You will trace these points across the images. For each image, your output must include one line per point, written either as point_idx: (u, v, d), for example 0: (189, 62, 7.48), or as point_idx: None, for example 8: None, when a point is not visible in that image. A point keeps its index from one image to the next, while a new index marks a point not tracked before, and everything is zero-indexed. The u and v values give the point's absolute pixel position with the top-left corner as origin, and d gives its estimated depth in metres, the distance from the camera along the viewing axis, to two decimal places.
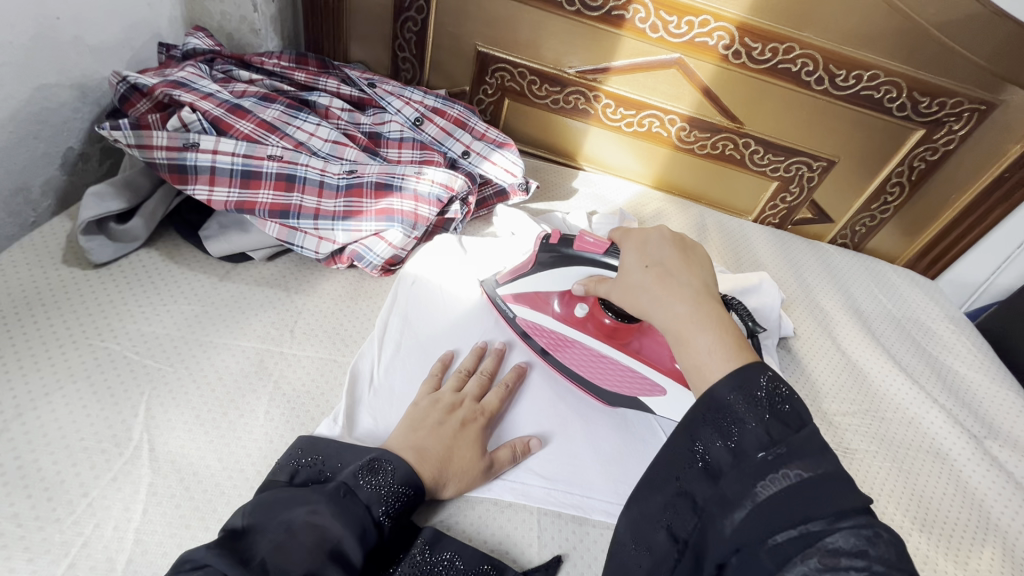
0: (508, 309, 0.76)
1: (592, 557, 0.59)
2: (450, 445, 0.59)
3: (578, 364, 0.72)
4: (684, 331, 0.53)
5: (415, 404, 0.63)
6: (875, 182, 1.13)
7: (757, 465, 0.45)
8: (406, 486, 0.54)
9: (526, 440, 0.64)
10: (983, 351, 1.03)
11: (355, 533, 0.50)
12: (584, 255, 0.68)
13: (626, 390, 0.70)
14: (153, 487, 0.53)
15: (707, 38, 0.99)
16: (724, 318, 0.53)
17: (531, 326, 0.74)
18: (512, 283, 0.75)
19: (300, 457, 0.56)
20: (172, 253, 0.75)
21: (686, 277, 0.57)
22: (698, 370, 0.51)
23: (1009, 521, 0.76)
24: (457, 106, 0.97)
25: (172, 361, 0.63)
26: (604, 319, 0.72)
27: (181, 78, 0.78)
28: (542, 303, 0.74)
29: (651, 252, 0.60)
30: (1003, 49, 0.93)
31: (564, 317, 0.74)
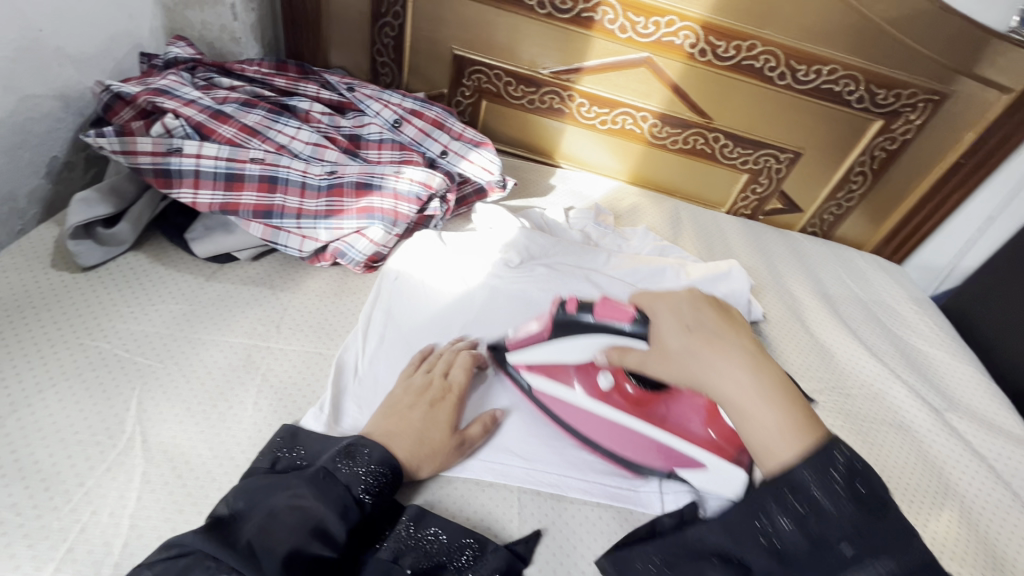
0: (522, 379, 0.73)
1: (571, 531, 0.62)
2: (422, 426, 0.62)
3: (607, 439, 0.69)
4: (747, 407, 0.52)
5: (391, 390, 0.66)
6: (839, 172, 1.17)
7: (840, 559, 0.46)
8: (382, 467, 0.56)
9: (493, 413, 0.68)
10: (945, 330, 1.08)
11: (337, 510, 0.52)
12: (607, 323, 0.66)
13: (662, 463, 0.67)
14: (147, 475, 0.55)
15: (673, 38, 1.04)
16: (783, 384, 0.53)
17: (551, 399, 0.71)
18: (524, 353, 0.72)
19: (279, 444, 0.58)
20: (159, 256, 0.78)
21: (736, 344, 0.56)
22: (770, 447, 0.51)
23: (969, 487, 0.80)
24: (434, 108, 1.00)
25: (162, 357, 0.66)
26: (627, 387, 0.70)
27: (163, 86, 0.80)
28: (561, 374, 0.72)
29: (690, 318, 0.58)
30: (951, 42, 0.98)
31: (589, 389, 0.70)
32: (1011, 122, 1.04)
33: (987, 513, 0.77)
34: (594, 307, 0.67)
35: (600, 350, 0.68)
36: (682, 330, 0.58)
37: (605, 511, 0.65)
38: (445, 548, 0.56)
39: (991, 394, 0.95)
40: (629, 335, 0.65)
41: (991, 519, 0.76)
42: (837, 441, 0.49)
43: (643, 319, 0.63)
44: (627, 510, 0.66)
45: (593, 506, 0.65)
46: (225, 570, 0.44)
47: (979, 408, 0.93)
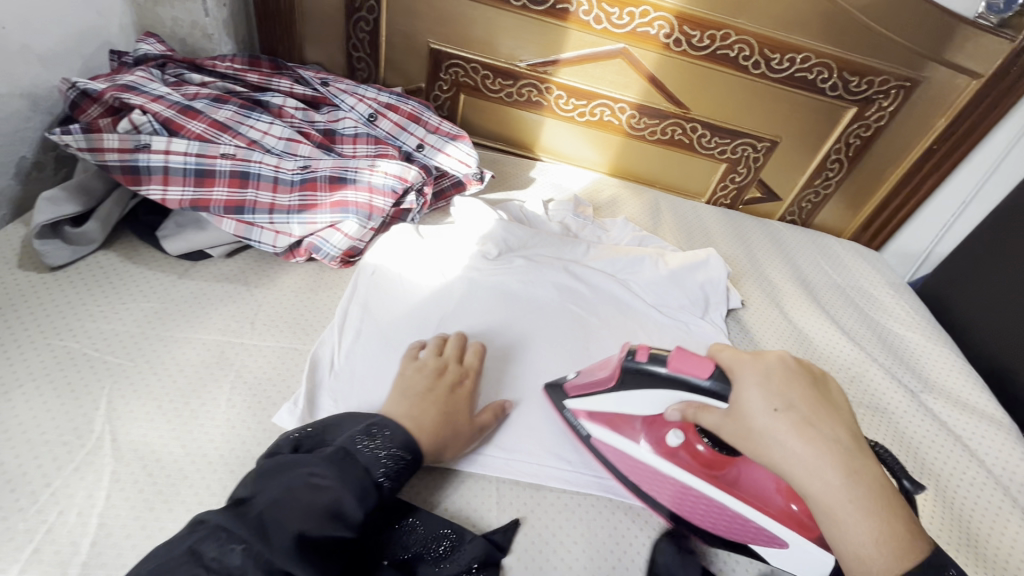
0: (580, 426, 0.67)
1: (549, 519, 0.62)
2: (441, 409, 0.62)
3: (672, 502, 0.62)
4: (837, 508, 0.48)
5: (401, 372, 0.67)
6: (816, 159, 1.18)
7: None
8: (403, 450, 0.56)
9: (502, 402, 0.69)
10: (921, 313, 1.09)
11: (355, 492, 0.51)
12: (679, 377, 0.58)
13: (734, 535, 0.60)
14: (116, 474, 0.55)
15: (648, 28, 1.04)
16: (877, 487, 0.49)
17: (612, 452, 0.65)
18: (585, 400, 0.66)
19: (301, 430, 0.58)
20: (130, 254, 0.76)
21: (828, 434, 0.51)
22: (859, 556, 0.47)
23: (943, 466, 0.81)
24: (410, 102, 1.00)
25: (133, 356, 0.65)
26: (699, 447, 0.63)
27: (130, 82, 0.79)
28: (624, 426, 0.65)
29: (781, 398, 0.52)
30: (922, 29, 0.99)
31: (656, 446, 0.63)
32: (983, 107, 1.05)
33: (962, 492, 0.78)
34: (668, 359, 0.58)
35: (669, 406, 0.60)
36: (769, 412, 0.51)
37: (583, 499, 0.65)
38: (423, 538, 0.56)
39: (967, 375, 0.96)
40: (707, 393, 0.56)
41: (966, 497, 0.78)
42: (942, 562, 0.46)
43: (725, 378, 0.55)
44: (606, 497, 0.66)
45: (570, 493, 0.65)
46: (234, 542, 0.45)
47: (956, 390, 0.94)
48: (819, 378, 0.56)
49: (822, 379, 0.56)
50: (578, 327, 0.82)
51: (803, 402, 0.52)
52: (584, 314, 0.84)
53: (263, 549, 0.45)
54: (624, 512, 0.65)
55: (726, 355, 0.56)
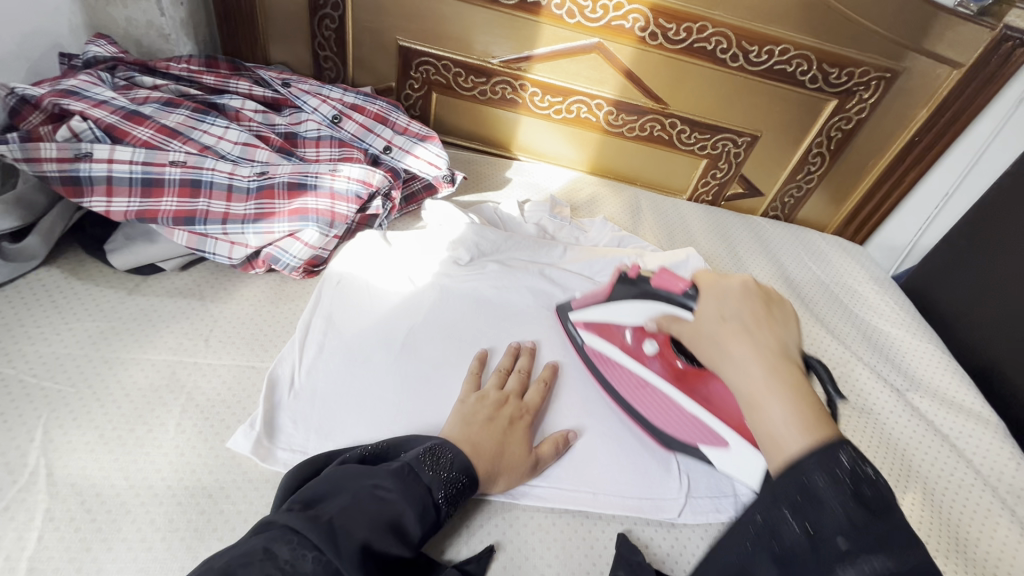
0: (577, 335, 0.76)
1: (525, 543, 0.59)
2: (501, 442, 0.60)
3: (639, 402, 0.71)
4: (757, 396, 0.51)
5: (461, 401, 0.64)
6: (797, 153, 1.16)
7: (837, 553, 0.41)
8: (463, 474, 0.54)
9: (565, 433, 0.66)
10: (906, 308, 1.08)
11: (416, 510, 0.51)
12: (661, 291, 0.66)
13: (686, 436, 0.67)
14: (50, 512, 0.51)
15: (623, 21, 1.01)
16: (805, 387, 0.51)
17: (598, 357, 0.75)
18: (585, 310, 0.75)
19: (366, 445, 0.57)
20: (76, 270, 0.72)
21: (764, 340, 0.54)
22: (773, 439, 0.49)
23: (930, 468, 0.79)
24: (378, 102, 0.96)
25: (74, 381, 0.61)
26: (676, 361, 0.71)
27: (71, 86, 0.74)
28: (614, 336, 0.74)
29: (727, 309, 0.58)
30: (901, 18, 0.96)
31: (633, 350, 0.73)
32: (965, 98, 1.03)
33: (950, 494, 0.76)
34: (653, 275, 0.67)
35: (649, 318, 0.69)
36: (714, 318, 0.58)
37: (560, 518, 0.62)
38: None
39: (953, 371, 0.95)
40: (678, 304, 0.64)
41: (953, 499, 0.76)
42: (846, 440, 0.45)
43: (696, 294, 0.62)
44: (584, 515, 0.63)
45: (547, 512, 0.62)
46: (306, 548, 0.43)
47: (942, 387, 0.92)
48: (781, 305, 0.59)
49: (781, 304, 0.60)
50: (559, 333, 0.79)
51: (753, 317, 0.57)
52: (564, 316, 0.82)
53: (334, 558, 0.43)
54: (600, 530, 0.62)
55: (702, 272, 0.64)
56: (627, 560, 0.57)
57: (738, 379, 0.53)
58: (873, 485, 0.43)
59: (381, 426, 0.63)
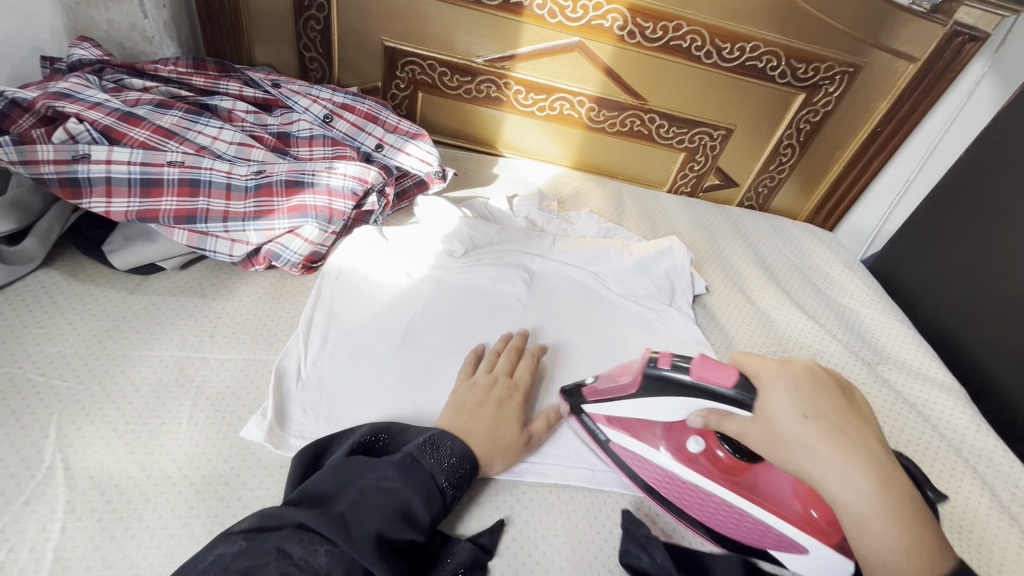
0: (600, 431, 0.69)
1: (533, 518, 0.62)
2: (494, 424, 0.63)
3: (691, 506, 0.63)
4: (868, 518, 0.47)
5: (456, 389, 0.67)
6: (770, 145, 1.22)
7: None
8: (463, 460, 0.58)
9: (557, 408, 0.70)
10: (873, 289, 1.14)
11: (422, 496, 0.54)
12: (703, 384, 0.59)
13: (753, 541, 0.60)
14: (71, 504, 0.52)
15: (602, 21, 1.05)
16: (904, 496, 0.49)
17: (631, 458, 0.66)
18: (604, 405, 0.68)
19: (371, 429, 0.60)
20: (75, 271, 0.72)
21: (860, 441, 0.50)
22: (888, 567, 0.47)
23: (898, 432, 0.85)
24: (367, 101, 0.98)
25: (84, 379, 0.61)
26: (717, 453, 0.65)
27: (63, 88, 0.74)
28: (644, 433, 0.67)
29: (809, 404, 0.52)
30: (862, 15, 1.02)
31: (673, 449, 0.65)
32: (921, 90, 1.10)
33: (917, 454, 0.82)
34: (692, 366, 0.59)
35: (690, 411, 0.61)
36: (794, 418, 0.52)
37: (563, 491, 0.65)
38: None
39: (917, 345, 1.01)
40: (729, 402, 0.57)
41: (921, 460, 0.82)
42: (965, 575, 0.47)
43: (747, 387, 0.56)
44: (587, 488, 0.66)
45: (550, 487, 0.65)
46: (318, 543, 0.46)
47: (909, 360, 0.99)
48: (847, 390, 0.56)
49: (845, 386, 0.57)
50: (552, 321, 0.83)
51: (832, 411, 0.52)
52: (555, 305, 0.85)
53: (347, 548, 0.46)
54: (602, 501, 0.65)
55: (750, 363, 0.57)
56: (634, 535, 0.61)
57: (841, 493, 0.49)
58: None
59: (388, 413, 0.66)
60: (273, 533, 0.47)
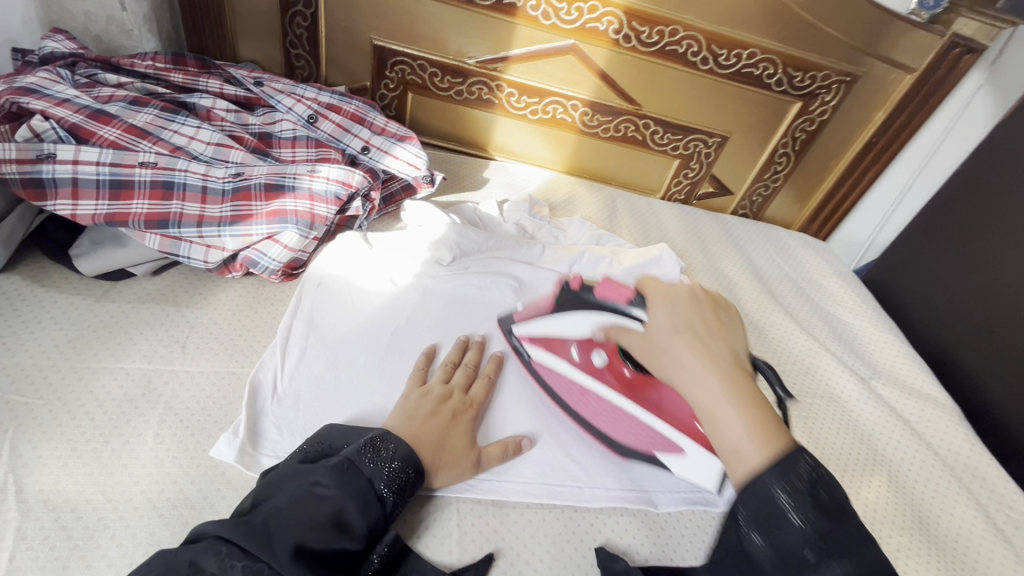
0: (522, 349, 0.75)
1: (527, 560, 0.58)
2: (444, 435, 0.60)
3: (593, 414, 0.71)
4: (716, 408, 0.54)
5: (406, 396, 0.63)
6: (765, 153, 1.20)
7: (805, 565, 0.45)
8: (407, 465, 0.54)
9: (518, 438, 0.66)
10: (868, 300, 1.13)
11: (359, 503, 0.50)
12: (604, 299, 0.76)
13: (643, 443, 0.69)
14: (22, 531, 0.49)
15: (597, 24, 1.02)
16: (755, 395, 0.55)
17: (547, 370, 0.73)
18: (529, 325, 0.76)
19: (308, 446, 0.55)
20: (39, 276, 0.69)
21: (716, 347, 0.60)
22: (736, 450, 0.51)
23: (893, 450, 0.83)
24: (354, 102, 0.95)
25: (42, 393, 0.58)
26: (623, 370, 0.73)
27: (30, 84, 0.71)
28: (561, 349, 0.74)
29: (677, 320, 0.63)
30: (859, 25, 1.01)
31: (584, 364, 0.73)
32: (916, 101, 1.09)
33: (914, 475, 0.81)
34: (597, 286, 0.78)
35: (598, 326, 0.74)
36: (666, 330, 0.63)
37: (551, 513, 0.63)
38: None
39: (911, 359, 1.00)
40: (618, 312, 0.73)
41: (915, 480, 0.80)
42: (802, 450, 0.49)
43: (641, 302, 0.72)
44: (573, 508, 0.63)
45: (536, 509, 0.63)
46: (235, 558, 0.42)
47: (902, 375, 0.97)
48: (725, 317, 0.66)
49: (725, 314, 0.66)
50: None
51: (701, 327, 0.62)
52: None
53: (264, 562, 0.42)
54: (590, 524, 0.63)
55: (648, 286, 0.72)
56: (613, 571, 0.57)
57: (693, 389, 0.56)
58: (831, 491, 0.47)
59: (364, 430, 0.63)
60: (191, 545, 0.43)
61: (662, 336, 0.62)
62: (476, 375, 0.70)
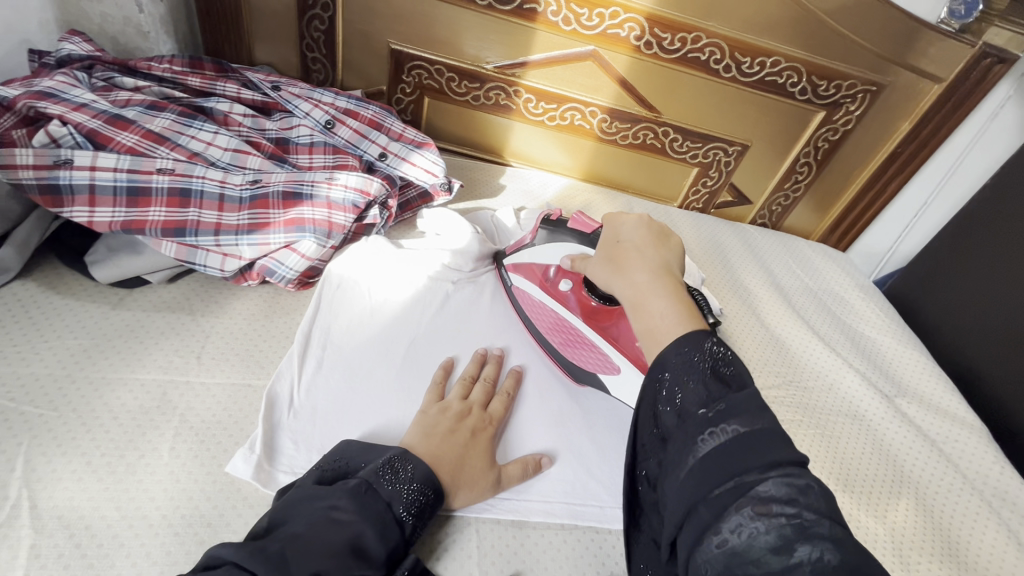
0: (507, 277, 0.80)
1: None
2: (463, 454, 0.58)
3: (550, 332, 0.74)
4: (640, 297, 0.54)
5: (423, 411, 0.61)
6: (786, 163, 1.18)
7: (698, 423, 0.43)
8: (425, 486, 0.53)
9: (537, 456, 0.64)
10: (890, 315, 1.10)
11: (377, 528, 0.49)
12: (575, 232, 0.74)
13: (586, 363, 0.72)
14: (37, 548, 0.48)
15: (618, 30, 1.00)
16: (682, 289, 0.54)
17: (521, 294, 0.78)
18: (516, 256, 0.79)
19: (327, 464, 0.54)
20: (54, 283, 0.68)
21: (652, 254, 0.58)
22: (652, 331, 0.51)
23: (920, 471, 0.81)
24: (371, 107, 0.93)
25: (56, 405, 0.57)
26: (588, 298, 0.72)
27: (48, 87, 0.70)
28: (537, 277, 0.76)
29: (625, 231, 0.62)
30: (887, 33, 0.98)
31: (550, 287, 0.75)
32: (943, 112, 1.07)
33: (942, 498, 0.78)
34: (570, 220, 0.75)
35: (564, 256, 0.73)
36: (611, 242, 0.62)
37: (572, 535, 0.61)
38: None
39: (935, 377, 0.97)
40: (587, 243, 0.72)
41: (943, 503, 0.78)
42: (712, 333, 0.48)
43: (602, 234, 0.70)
44: (594, 529, 0.62)
45: (557, 529, 0.61)
46: None
47: (928, 394, 0.95)
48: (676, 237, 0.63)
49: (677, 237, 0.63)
50: None
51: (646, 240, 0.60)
52: None
53: None
54: (611, 545, 0.61)
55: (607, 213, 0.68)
56: None
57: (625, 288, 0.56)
58: (730, 365, 0.46)
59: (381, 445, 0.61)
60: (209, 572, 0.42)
61: (604, 247, 0.63)
62: (494, 391, 0.68)
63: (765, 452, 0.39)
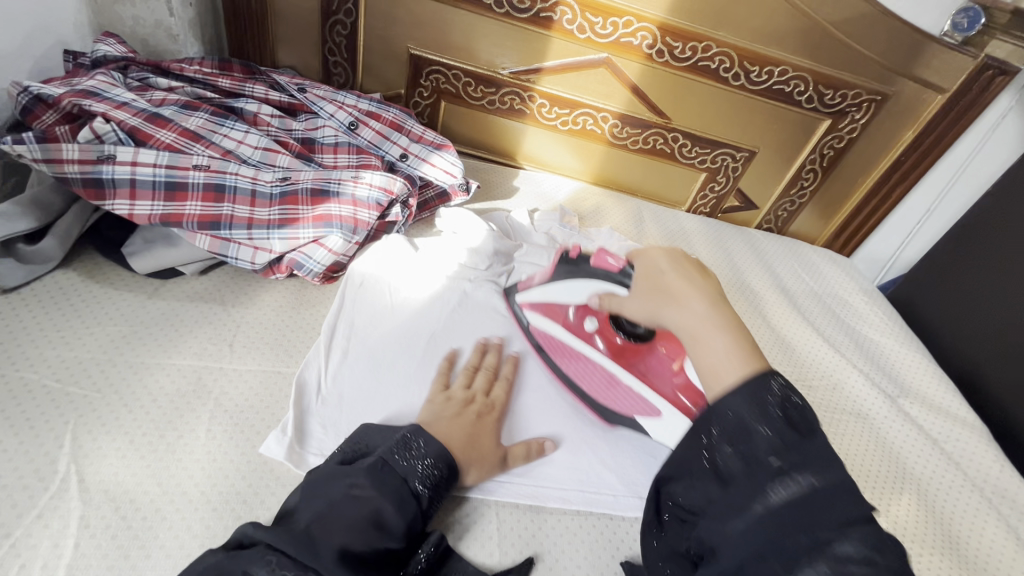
0: (523, 316, 0.79)
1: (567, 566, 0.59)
2: (473, 434, 0.61)
3: (580, 377, 0.75)
4: (700, 330, 0.54)
5: (428, 402, 0.63)
6: (793, 169, 1.21)
7: (769, 471, 0.43)
8: (438, 460, 0.55)
9: (541, 441, 0.66)
10: (894, 319, 1.13)
11: (394, 502, 0.51)
12: (599, 270, 0.73)
13: (626, 407, 0.72)
14: (85, 519, 0.50)
15: (631, 38, 1.04)
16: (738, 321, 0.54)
17: (546, 337, 0.77)
18: (530, 293, 0.79)
19: (346, 447, 0.57)
20: (94, 273, 0.71)
21: (700, 283, 0.58)
22: (717, 371, 0.51)
23: (921, 468, 0.83)
24: (392, 110, 0.97)
25: (99, 387, 0.60)
26: (615, 337, 0.74)
27: (91, 87, 0.73)
28: (558, 316, 0.78)
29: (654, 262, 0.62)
30: (892, 44, 1.02)
31: (575, 327, 0.77)
32: (946, 122, 1.10)
33: (943, 494, 0.80)
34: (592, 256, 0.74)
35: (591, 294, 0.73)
36: (652, 272, 0.62)
37: (587, 521, 0.63)
38: None
39: (937, 378, 1.00)
40: (613, 280, 0.71)
41: (944, 499, 0.80)
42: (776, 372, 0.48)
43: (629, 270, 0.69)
44: (608, 516, 0.64)
45: (573, 515, 0.63)
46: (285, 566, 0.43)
47: (930, 395, 0.97)
48: None
49: None
50: None
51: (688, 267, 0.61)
52: None
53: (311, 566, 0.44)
54: (625, 531, 0.64)
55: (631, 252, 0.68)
56: None
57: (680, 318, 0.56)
58: (798, 410, 0.46)
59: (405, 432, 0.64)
60: (241, 553, 0.45)
61: (641, 280, 0.63)
62: (496, 378, 0.70)
63: (836, 511, 0.41)
